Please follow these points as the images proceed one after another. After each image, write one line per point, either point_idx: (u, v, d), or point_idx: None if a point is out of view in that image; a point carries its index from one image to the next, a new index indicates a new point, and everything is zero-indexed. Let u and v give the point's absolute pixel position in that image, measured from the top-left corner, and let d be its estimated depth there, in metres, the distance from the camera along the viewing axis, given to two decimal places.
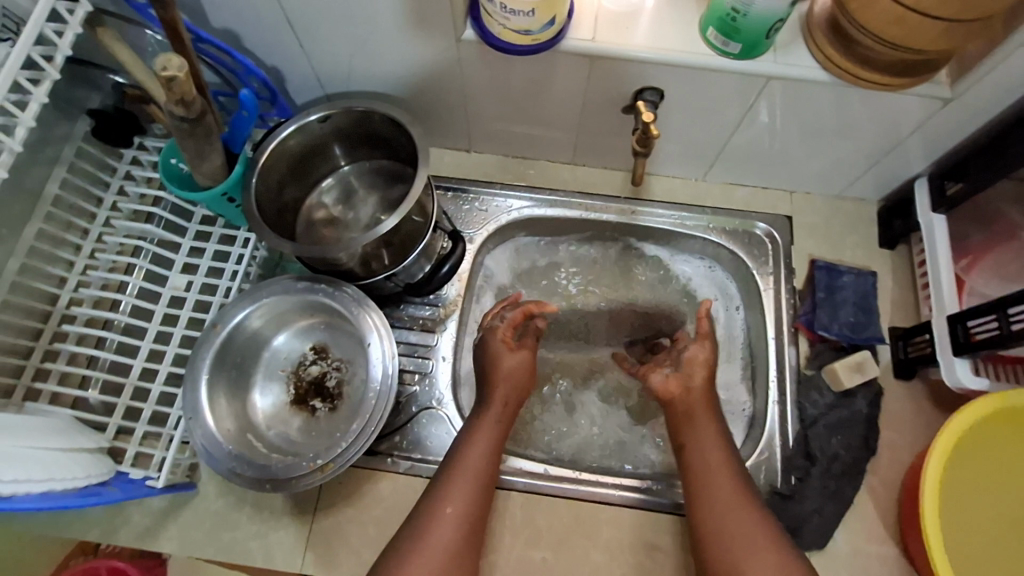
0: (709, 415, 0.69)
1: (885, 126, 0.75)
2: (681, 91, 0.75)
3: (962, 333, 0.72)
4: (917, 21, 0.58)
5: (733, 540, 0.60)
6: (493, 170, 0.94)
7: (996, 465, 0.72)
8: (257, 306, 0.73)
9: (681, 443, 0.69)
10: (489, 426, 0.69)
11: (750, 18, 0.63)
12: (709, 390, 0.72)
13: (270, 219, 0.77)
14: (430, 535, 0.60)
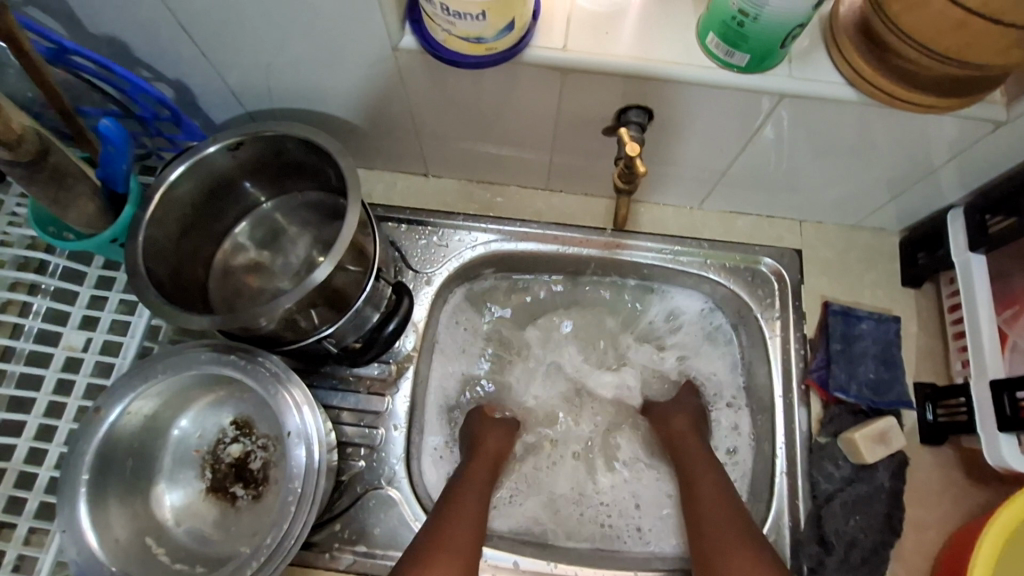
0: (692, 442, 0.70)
1: (919, 151, 0.62)
2: (674, 110, 0.61)
3: (1009, 405, 0.59)
4: (980, 28, 0.44)
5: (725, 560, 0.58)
6: (453, 197, 0.80)
7: None
8: (149, 386, 0.59)
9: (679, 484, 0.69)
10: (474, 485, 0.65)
11: (760, 23, 0.49)
12: (689, 417, 0.72)
13: (164, 284, 0.60)
14: None
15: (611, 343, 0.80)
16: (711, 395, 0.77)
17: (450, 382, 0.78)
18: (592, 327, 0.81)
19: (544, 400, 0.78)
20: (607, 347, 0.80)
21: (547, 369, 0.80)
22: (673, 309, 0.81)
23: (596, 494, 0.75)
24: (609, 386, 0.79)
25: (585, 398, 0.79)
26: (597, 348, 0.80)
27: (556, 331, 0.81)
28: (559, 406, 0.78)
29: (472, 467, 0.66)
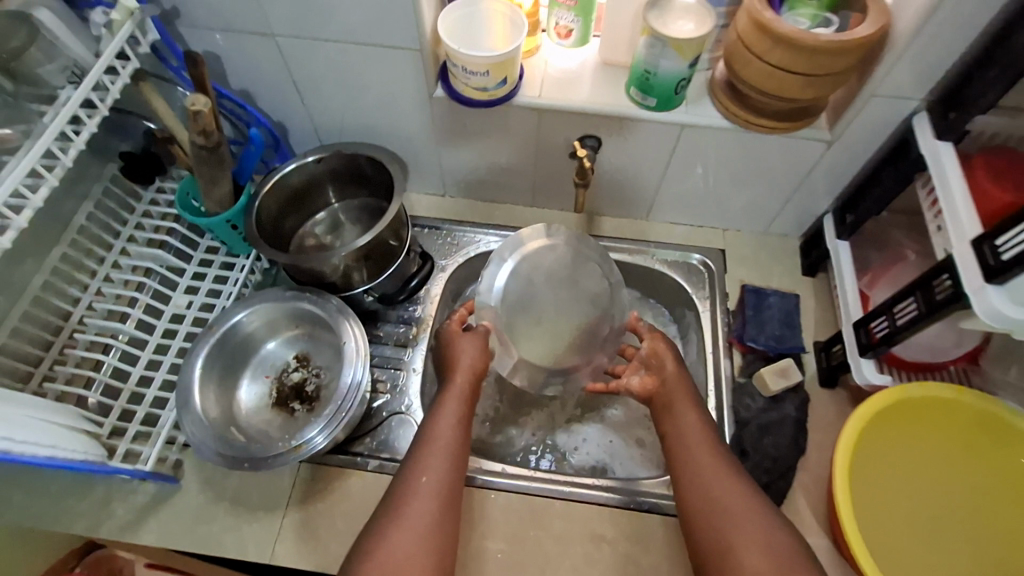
0: (687, 404, 0.78)
1: (787, 167, 0.90)
2: (616, 138, 0.90)
3: (865, 334, 0.82)
4: (782, 76, 0.73)
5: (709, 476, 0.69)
6: (464, 211, 1.09)
7: (911, 465, 0.80)
8: (252, 310, 0.83)
9: (667, 433, 0.76)
10: (450, 409, 0.76)
11: (660, 77, 0.79)
12: (681, 379, 0.81)
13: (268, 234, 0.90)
14: (410, 507, 0.66)
15: (596, 287, 0.90)
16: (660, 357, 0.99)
17: None
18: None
19: (531, 328, 0.89)
20: (594, 291, 0.90)
21: (537, 310, 0.89)
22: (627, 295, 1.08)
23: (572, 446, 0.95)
24: (586, 318, 0.90)
25: (568, 330, 0.89)
26: (580, 288, 0.90)
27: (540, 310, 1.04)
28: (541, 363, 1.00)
29: (449, 400, 0.77)
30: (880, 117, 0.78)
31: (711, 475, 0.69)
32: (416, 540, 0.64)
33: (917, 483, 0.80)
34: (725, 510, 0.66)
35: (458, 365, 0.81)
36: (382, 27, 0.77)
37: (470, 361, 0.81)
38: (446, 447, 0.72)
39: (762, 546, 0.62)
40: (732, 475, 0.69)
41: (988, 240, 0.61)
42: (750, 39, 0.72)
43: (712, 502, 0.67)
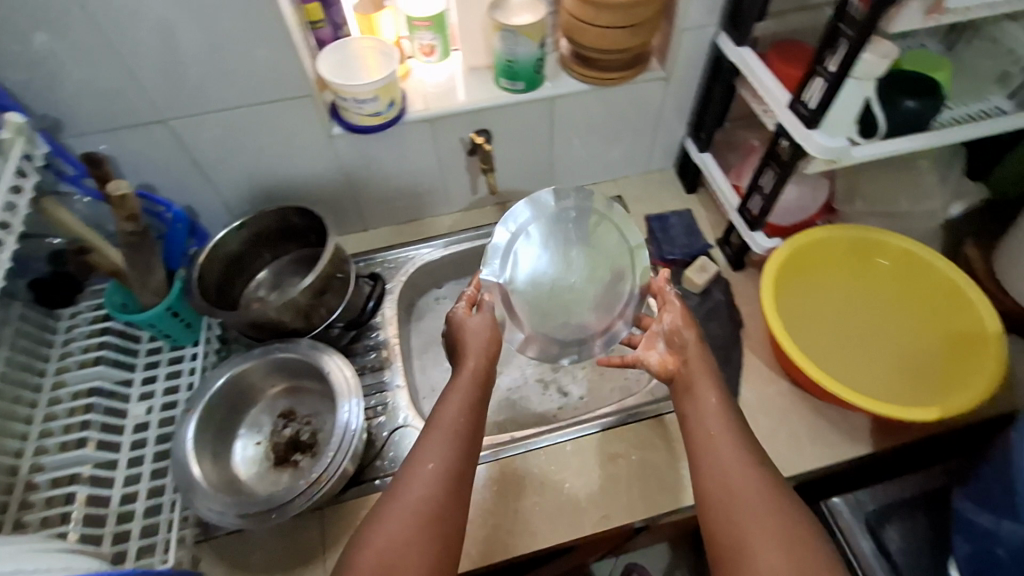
0: (712, 390, 0.72)
1: (644, 109, 1.08)
2: (501, 126, 1.03)
3: (747, 213, 0.99)
4: (612, 32, 0.90)
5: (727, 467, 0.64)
6: (389, 237, 1.15)
7: (818, 279, 0.99)
8: (236, 371, 0.84)
9: (687, 417, 0.71)
10: (458, 400, 0.71)
11: (520, 62, 0.94)
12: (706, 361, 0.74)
13: (213, 296, 0.92)
14: (412, 489, 0.62)
15: (609, 252, 0.87)
16: None
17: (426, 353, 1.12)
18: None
19: (547, 298, 0.85)
20: (606, 254, 0.87)
21: (557, 278, 0.85)
22: None
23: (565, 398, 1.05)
24: (604, 281, 0.87)
25: (587, 298, 0.86)
26: (600, 255, 0.87)
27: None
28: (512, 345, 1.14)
29: (462, 380, 0.73)
30: (693, 45, 0.98)
31: (736, 463, 0.63)
32: (408, 527, 0.59)
33: (829, 292, 0.99)
34: (750, 499, 0.60)
35: (467, 350, 0.76)
36: (268, 83, 0.85)
37: (480, 345, 0.76)
38: (449, 430, 0.67)
39: (781, 543, 0.57)
40: (762, 471, 0.63)
41: (798, 99, 0.80)
42: (578, 12, 0.89)
43: (733, 491, 0.62)
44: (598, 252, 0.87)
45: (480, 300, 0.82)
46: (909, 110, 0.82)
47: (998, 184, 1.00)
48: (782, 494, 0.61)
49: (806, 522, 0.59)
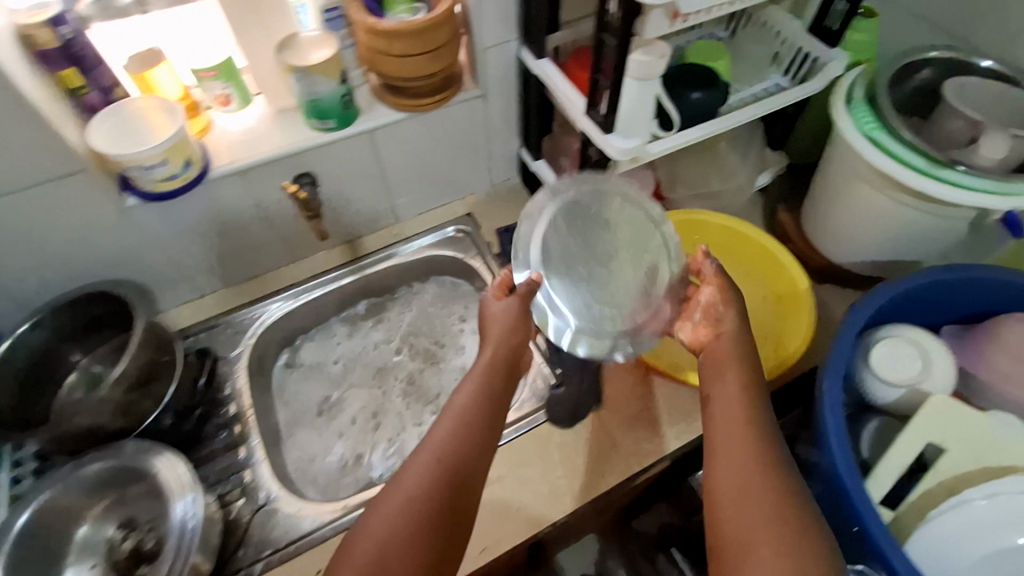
0: (737, 368, 0.71)
1: (470, 128, 1.07)
2: (322, 167, 0.98)
3: None
4: (411, 61, 0.88)
5: (733, 467, 0.61)
6: (229, 301, 1.07)
7: None
8: (50, 494, 0.76)
9: (710, 391, 0.71)
10: (464, 396, 0.70)
11: (324, 101, 0.89)
12: (739, 337, 0.74)
13: (10, 415, 0.82)
14: (406, 484, 0.61)
15: (649, 224, 0.87)
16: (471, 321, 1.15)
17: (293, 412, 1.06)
18: (391, 324, 1.16)
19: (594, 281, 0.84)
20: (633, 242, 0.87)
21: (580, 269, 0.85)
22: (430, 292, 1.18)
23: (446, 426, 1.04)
24: (637, 274, 0.85)
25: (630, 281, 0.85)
26: (632, 244, 0.87)
27: (380, 335, 1.15)
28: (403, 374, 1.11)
29: (475, 376, 0.72)
30: (501, 61, 0.99)
31: (743, 458, 0.61)
32: (402, 519, 0.58)
33: None
34: (748, 495, 0.58)
35: (495, 342, 0.76)
36: (28, 163, 0.76)
37: (500, 332, 0.77)
38: (459, 420, 0.67)
39: (781, 538, 0.54)
40: (771, 462, 0.61)
41: (592, 107, 0.83)
42: (373, 43, 0.86)
43: (744, 485, 0.59)
44: (639, 228, 0.88)
45: (514, 286, 0.82)
46: (696, 101, 0.88)
47: (798, 150, 1.12)
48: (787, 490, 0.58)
49: (816, 517, 0.56)
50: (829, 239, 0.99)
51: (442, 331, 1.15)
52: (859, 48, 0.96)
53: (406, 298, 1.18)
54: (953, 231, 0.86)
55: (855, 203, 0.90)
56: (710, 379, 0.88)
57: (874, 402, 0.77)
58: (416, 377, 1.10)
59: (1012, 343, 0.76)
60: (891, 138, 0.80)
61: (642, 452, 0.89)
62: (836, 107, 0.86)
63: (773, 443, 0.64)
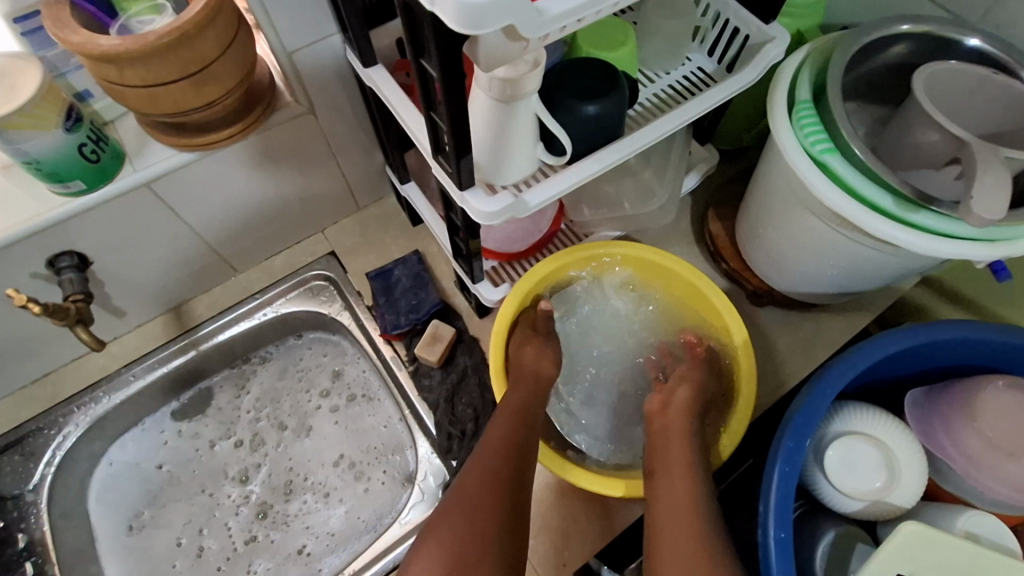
0: (683, 439, 0.67)
1: (306, 152, 0.80)
2: (91, 238, 0.71)
3: (467, 264, 0.76)
4: (164, 90, 0.59)
5: (677, 511, 0.60)
6: (16, 411, 0.82)
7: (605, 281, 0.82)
8: None
9: (653, 466, 0.66)
10: (511, 405, 0.68)
11: (48, 162, 0.61)
12: (692, 409, 0.70)
13: None
14: (471, 479, 0.62)
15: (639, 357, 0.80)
16: (359, 386, 0.92)
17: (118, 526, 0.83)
18: (222, 414, 0.91)
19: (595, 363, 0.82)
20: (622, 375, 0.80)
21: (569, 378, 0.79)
22: (302, 352, 0.94)
23: (315, 534, 0.84)
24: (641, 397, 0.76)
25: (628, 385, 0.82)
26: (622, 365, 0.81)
27: (221, 424, 0.90)
28: (233, 478, 0.88)
29: (521, 387, 0.70)
30: (322, 64, 0.70)
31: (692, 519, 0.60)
32: (465, 529, 0.58)
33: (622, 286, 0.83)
34: (678, 544, 0.58)
35: (524, 361, 0.73)
36: None
37: (537, 364, 0.73)
38: (505, 445, 0.64)
39: None
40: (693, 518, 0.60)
41: (438, 149, 0.57)
42: (100, 73, 0.57)
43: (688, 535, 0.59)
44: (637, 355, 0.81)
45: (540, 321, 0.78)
46: (591, 118, 0.63)
47: (730, 135, 0.90)
48: (698, 514, 0.60)
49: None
50: (770, 264, 0.79)
51: (290, 411, 0.92)
52: (800, 12, 0.72)
53: (242, 373, 0.93)
54: (922, 263, 0.67)
55: (802, 230, 0.69)
56: (622, 493, 0.67)
57: (830, 508, 0.61)
58: (251, 477, 0.88)
59: (993, 423, 0.60)
60: (844, 162, 0.59)
61: (556, 559, 0.73)
62: (775, 114, 0.63)
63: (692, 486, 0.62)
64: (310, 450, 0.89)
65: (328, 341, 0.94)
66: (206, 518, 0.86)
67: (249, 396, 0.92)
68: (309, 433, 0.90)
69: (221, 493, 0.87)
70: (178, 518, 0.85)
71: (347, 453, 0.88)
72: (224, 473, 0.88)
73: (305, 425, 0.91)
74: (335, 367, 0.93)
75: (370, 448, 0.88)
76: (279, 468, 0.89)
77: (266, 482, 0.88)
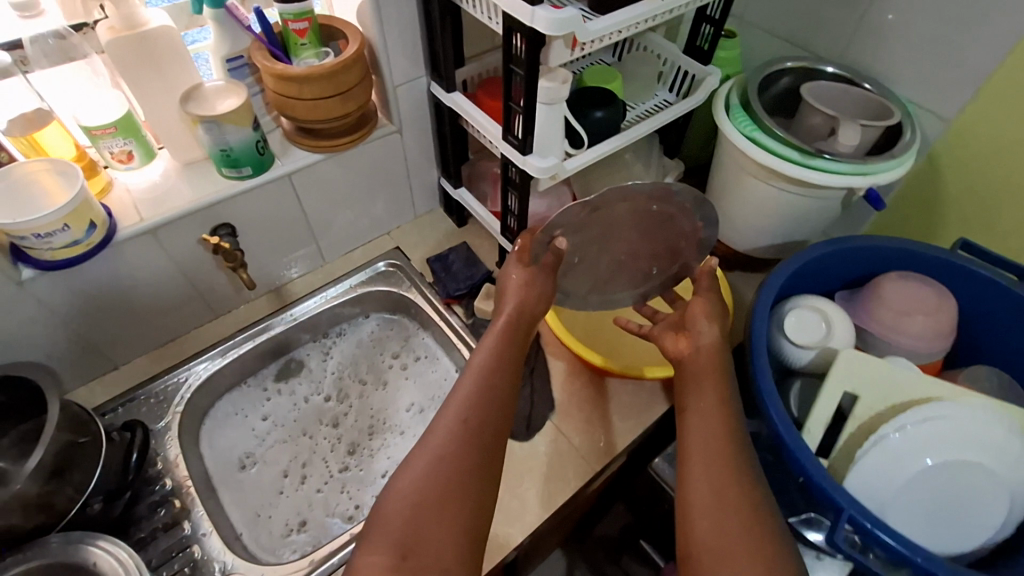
0: (717, 385, 0.73)
1: (390, 164, 1.09)
2: (243, 216, 0.96)
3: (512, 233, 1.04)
4: (320, 102, 0.89)
5: (716, 471, 0.63)
6: (150, 367, 1.01)
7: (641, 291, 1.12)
8: None
9: (688, 406, 0.72)
10: (484, 352, 0.74)
11: (237, 149, 0.88)
12: (720, 349, 0.78)
13: None
14: (441, 418, 0.66)
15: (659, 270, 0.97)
16: (419, 351, 1.14)
17: (231, 470, 1.00)
18: (312, 375, 1.12)
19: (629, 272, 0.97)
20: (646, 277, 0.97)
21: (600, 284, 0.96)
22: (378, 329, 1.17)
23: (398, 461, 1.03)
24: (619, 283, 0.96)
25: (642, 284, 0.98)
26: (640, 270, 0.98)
27: (305, 387, 1.10)
28: (326, 422, 1.07)
29: (496, 330, 0.78)
30: (412, 98, 1.02)
31: (732, 478, 0.62)
32: (441, 463, 0.61)
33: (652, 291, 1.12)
34: (714, 507, 0.60)
35: (513, 296, 0.81)
36: None
37: (524, 304, 0.81)
38: (476, 389, 0.69)
39: (743, 540, 0.57)
40: (741, 472, 0.62)
41: (508, 131, 0.88)
42: (283, 89, 0.87)
43: (731, 494, 0.60)
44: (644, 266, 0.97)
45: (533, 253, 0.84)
46: (601, 120, 0.95)
47: (691, 152, 1.24)
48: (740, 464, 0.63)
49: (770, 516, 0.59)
50: (731, 229, 1.10)
51: (369, 370, 1.13)
52: (727, 63, 1.09)
53: (323, 345, 1.14)
54: (829, 211, 0.99)
55: (748, 193, 1.01)
56: (600, 359, 0.96)
57: (793, 365, 0.86)
58: (341, 420, 1.07)
59: (894, 298, 0.87)
60: (766, 135, 0.92)
61: (598, 448, 0.93)
62: (718, 115, 0.97)
63: (736, 437, 0.67)
64: (385, 398, 1.10)
65: (393, 321, 1.18)
66: (308, 454, 1.03)
67: (330, 363, 1.13)
68: (384, 386, 1.11)
69: (319, 435, 1.05)
70: (283, 456, 1.02)
71: (415, 401, 1.09)
72: (322, 418, 1.07)
73: (380, 380, 1.12)
74: (397, 341, 1.16)
75: (433, 395, 1.09)
76: (363, 414, 1.08)
77: (353, 425, 1.07)
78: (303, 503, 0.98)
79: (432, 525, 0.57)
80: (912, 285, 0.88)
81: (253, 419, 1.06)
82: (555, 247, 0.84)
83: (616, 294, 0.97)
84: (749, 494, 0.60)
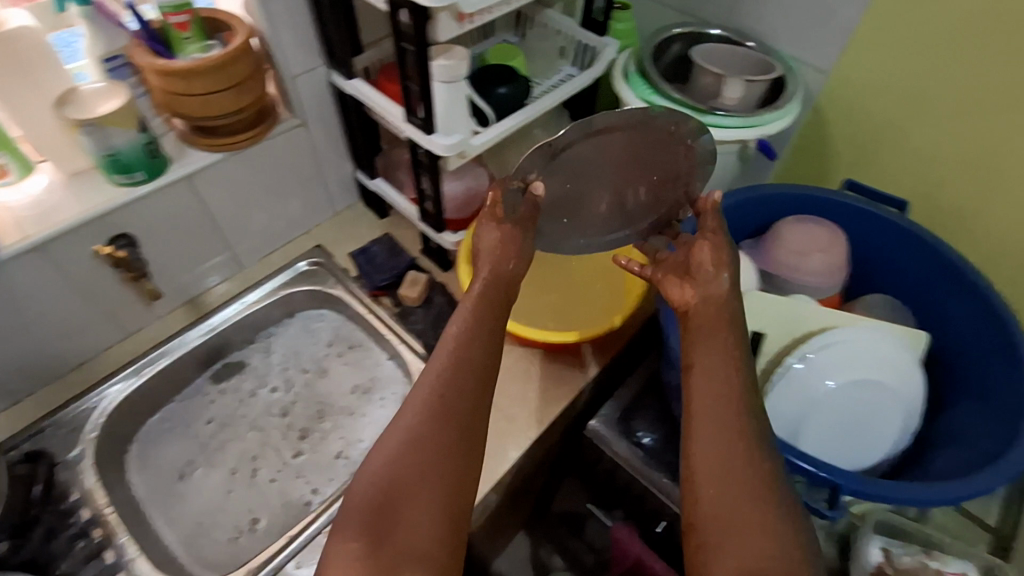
0: (729, 333, 0.65)
1: (299, 159, 1.07)
2: (141, 224, 0.91)
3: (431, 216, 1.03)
4: (210, 97, 0.86)
5: (716, 435, 0.58)
6: (57, 396, 0.94)
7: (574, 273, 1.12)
8: None
9: (692, 360, 0.65)
10: (456, 329, 0.65)
11: (123, 154, 0.84)
12: (731, 297, 0.69)
13: None
14: (406, 405, 0.61)
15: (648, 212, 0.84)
16: (351, 340, 1.11)
17: (160, 493, 0.94)
18: (257, 370, 1.08)
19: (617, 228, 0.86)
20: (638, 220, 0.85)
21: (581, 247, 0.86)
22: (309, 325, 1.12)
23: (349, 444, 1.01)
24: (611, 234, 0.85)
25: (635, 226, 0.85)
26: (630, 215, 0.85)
27: (249, 382, 1.07)
28: (276, 413, 1.04)
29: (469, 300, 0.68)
30: (313, 88, 1.00)
31: (734, 439, 0.57)
32: (403, 456, 0.57)
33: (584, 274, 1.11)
34: (715, 473, 0.56)
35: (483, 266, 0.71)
36: None
37: (496, 268, 0.71)
38: (454, 368, 0.62)
39: (736, 510, 0.53)
40: (747, 431, 0.58)
41: (410, 111, 0.88)
42: (168, 85, 0.83)
43: (732, 460, 0.56)
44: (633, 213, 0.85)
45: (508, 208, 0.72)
46: (503, 95, 0.96)
47: None
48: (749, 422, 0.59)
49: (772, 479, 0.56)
50: None
51: (310, 358, 1.10)
52: (623, 34, 1.13)
53: (263, 343, 1.10)
54: (730, 166, 1.04)
55: None
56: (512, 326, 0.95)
57: None
58: (291, 410, 1.04)
59: (792, 239, 0.92)
60: (660, 98, 0.97)
61: (537, 418, 0.94)
62: (616, 83, 1.01)
63: (746, 392, 0.61)
64: (329, 384, 1.07)
65: (319, 315, 1.13)
66: (259, 447, 1.00)
67: (273, 357, 1.10)
68: (325, 373, 1.08)
69: (269, 425, 1.03)
70: (231, 455, 0.99)
71: (359, 381, 1.07)
72: (255, 426, 1.03)
73: (322, 368, 1.09)
74: (331, 330, 1.12)
75: (376, 376, 1.07)
76: (310, 401, 1.05)
77: (302, 412, 1.04)
78: (255, 503, 0.95)
79: (397, 521, 0.55)
80: (806, 227, 0.93)
81: (181, 437, 1.00)
82: (531, 193, 0.71)
83: (607, 233, 0.85)
84: (752, 458, 0.56)
